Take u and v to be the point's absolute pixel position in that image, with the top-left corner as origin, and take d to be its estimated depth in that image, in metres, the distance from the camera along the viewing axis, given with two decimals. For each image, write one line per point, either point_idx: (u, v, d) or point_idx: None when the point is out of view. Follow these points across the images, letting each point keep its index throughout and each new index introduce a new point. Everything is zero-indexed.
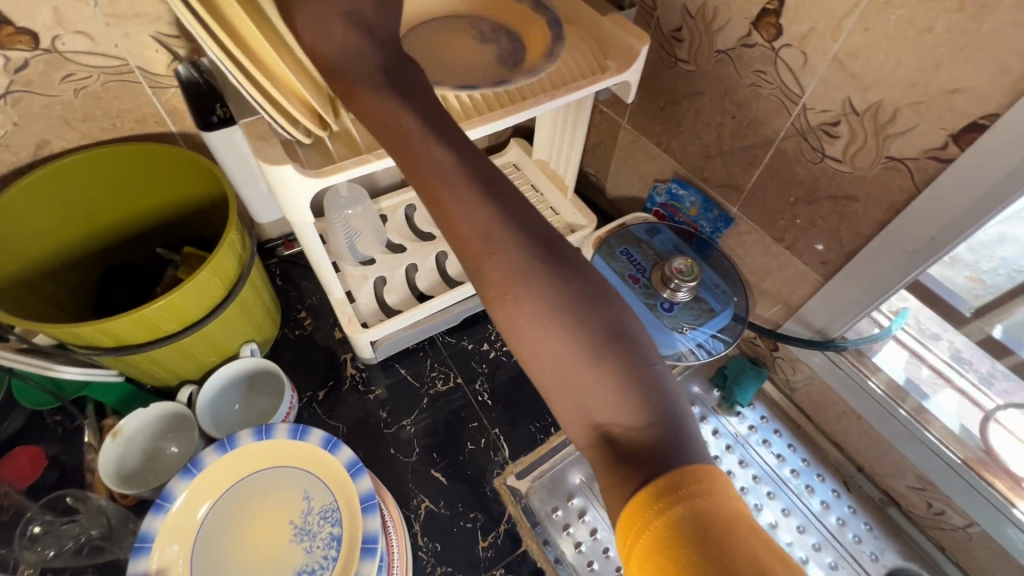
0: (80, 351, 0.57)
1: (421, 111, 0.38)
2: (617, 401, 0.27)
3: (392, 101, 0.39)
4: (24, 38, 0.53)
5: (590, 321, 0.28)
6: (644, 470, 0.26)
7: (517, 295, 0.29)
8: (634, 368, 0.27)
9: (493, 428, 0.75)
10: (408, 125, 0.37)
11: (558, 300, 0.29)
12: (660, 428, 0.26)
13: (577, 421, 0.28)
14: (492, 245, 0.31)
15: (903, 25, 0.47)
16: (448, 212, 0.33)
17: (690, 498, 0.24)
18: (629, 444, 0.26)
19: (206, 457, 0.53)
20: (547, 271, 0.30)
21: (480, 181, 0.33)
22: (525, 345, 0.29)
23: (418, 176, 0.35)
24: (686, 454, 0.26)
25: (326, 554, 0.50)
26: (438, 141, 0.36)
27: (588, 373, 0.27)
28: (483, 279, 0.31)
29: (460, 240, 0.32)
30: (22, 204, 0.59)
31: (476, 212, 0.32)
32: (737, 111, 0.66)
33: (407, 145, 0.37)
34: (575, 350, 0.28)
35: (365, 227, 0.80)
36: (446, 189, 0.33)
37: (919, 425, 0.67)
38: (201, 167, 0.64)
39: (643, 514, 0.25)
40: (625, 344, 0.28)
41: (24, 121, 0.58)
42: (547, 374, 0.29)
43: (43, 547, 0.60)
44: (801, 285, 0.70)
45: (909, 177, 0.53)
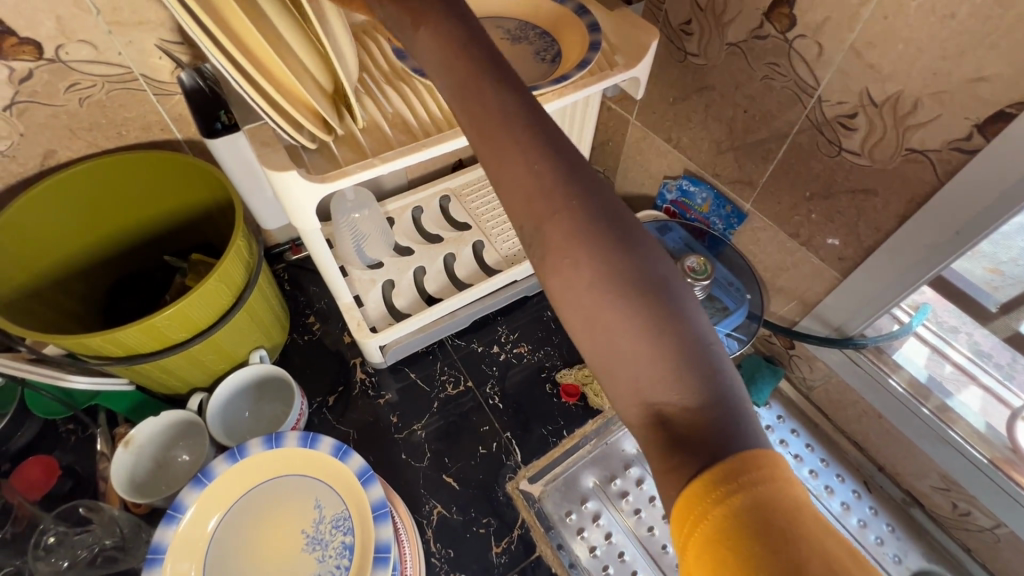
0: (92, 361, 0.56)
1: (469, 38, 0.32)
2: (673, 379, 0.23)
3: (438, 22, 0.33)
4: (27, 49, 0.53)
5: (655, 289, 0.24)
6: (701, 456, 0.22)
7: (575, 253, 0.25)
8: (697, 345, 0.24)
9: (505, 432, 0.74)
10: (454, 51, 0.32)
11: (623, 262, 0.25)
12: (721, 411, 0.23)
13: (622, 395, 0.24)
14: (546, 194, 0.26)
15: (924, 12, 0.45)
16: (501, 154, 0.28)
17: (751, 485, 0.21)
18: (683, 425, 0.23)
19: (216, 466, 0.53)
20: (612, 228, 0.25)
21: (536, 125, 0.28)
22: (578, 310, 0.25)
23: (466, 110, 0.30)
24: (748, 438, 0.23)
25: (338, 563, 0.50)
26: (492, 73, 0.30)
27: (644, 344, 0.24)
28: (535, 233, 0.26)
29: (513, 186, 0.27)
30: (28, 213, 0.59)
31: (537, 158, 0.27)
32: (749, 105, 0.64)
33: (455, 78, 0.31)
34: (635, 320, 0.24)
35: (372, 230, 0.79)
36: (497, 127, 0.29)
37: (943, 424, 0.65)
38: (208, 175, 0.64)
39: (698, 504, 0.22)
40: (689, 316, 0.24)
41: (30, 132, 0.58)
42: (597, 342, 0.25)
43: (58, 558, 0.60)
44: (817, 282, 0.69)
45: (932, 169, 0.51)
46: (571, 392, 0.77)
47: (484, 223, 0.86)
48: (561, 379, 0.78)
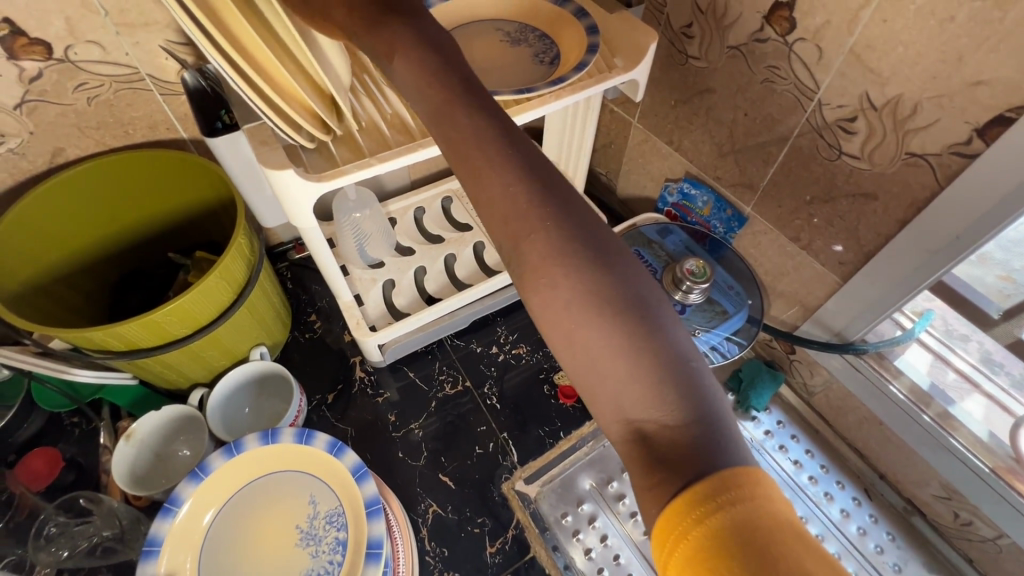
0: (95, 355, 0.57)
1: (446, 60, 0.32)
2: (654, 398, 0.22)
3: (417, 47, 0.33)
4: (38, 49, 0.54)
5: (633, 307, 0.23)
6: (681, 472, 0.21)
7: (551, 272, 0.24)
8: (676, 363, 0.23)
9: (502, 432, 0.74)
10: (431, 72, 0.32)
11: (598, 280, 0.24)
12: (703, 430, 0.22)
13: (603, 414, 0.23)
14: (522, 213, 0.26)
15: (922, 15, 0.45)
16: (477, 175, 0.27)
17: (732, 505, 0.20)
18: (663, 444, 0.22)
19: (212, 461, 0.53)
20: (588, 247, 0.25)
21: (511, 144, 0.28)
22: (556, 330, 0.24)
23: (442, 131, 0.30)
24: (729, 452, 0.22)
25: (332, 559, 0.50)
26: (468, 97, 0.30)
27: (622, 362, 0.23)
28: (513, 255, 0.25)
29: (489, 208, 0.27)
30: (37, 210, 0.60)
31: (512, 178, 0.27)
32: (750, 108, 0.64)
33: (431, 100, 0.31)
34: (613, 339, 0.23)
35: (373, 230, 0.80)
36: (473, 148, 0.28)
37: (944, 432, 0.64)
38: (211, 173, 0.65)
39: (677, 524, 0.21)
40: (669, 334, 0.23)
41: (40, 130, 0.59)
42: (576, 362, 0.24)
43: (58, 548, 0.61)
44: (818, 286, 0.68)
45: (932, 173, 0.51)
46: (569, 393, 0.76)
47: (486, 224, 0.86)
48: (558, 381, 0.78)
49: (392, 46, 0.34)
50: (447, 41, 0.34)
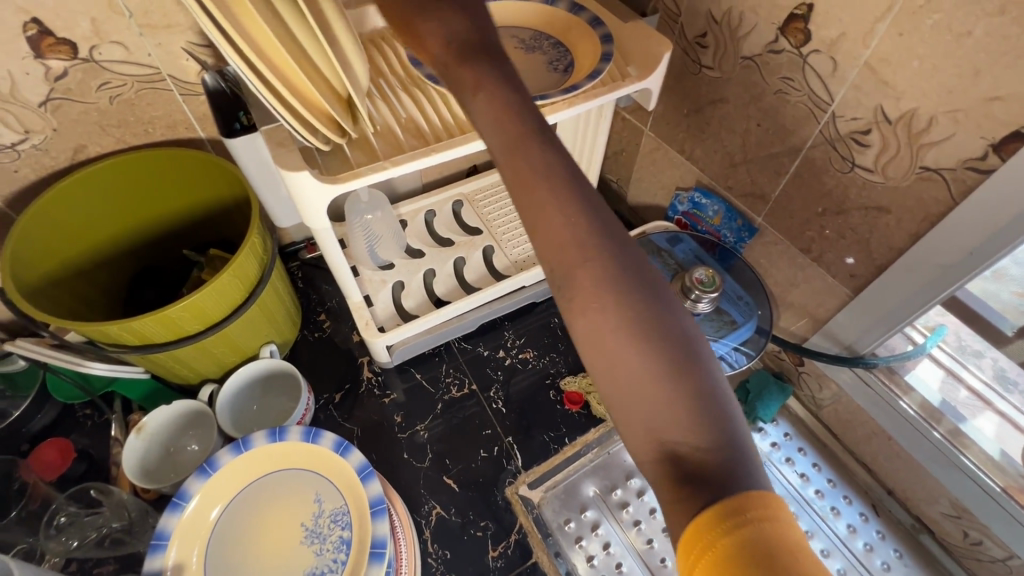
0: (108, 348, 0.58)
1: (507, 77, 0.33)
2: (691, 424, 0.23)
3: (476, 63, 0.34)
4: (63, 49, 0.55)
5: (674, 335, 0.24)
6: (707, 490, 0.22)
7: (600, 294, 0.25)
8: (711, 393, 0.24)
9: (507, 437, 0.74)
10: (494, 88, 0.32)
11: (644, 308, 0.24)
12: (734, 458, 0.23)
13: (634, 435, 0.24)
14: (578, 236, 0.26)
15: (939, 29, 0.45)
16: (533, 193, 0.27)
17: (758, 523, 0.21)
18: (697, 468, 0.22)
19: (221, 457, 0.54)
20: (636, 276, 0.25)
21: (568, 168, 0.28)
22: (599, 352, 0.24)
23: (502, 147, 0.30)
24: (755, 475, 0.22)
25: (335, 557, 0.51)
26: (529, 117, 0.31)
27: (661, 387, 0.23)
28: (562, 276, 0.26)
29: (539, 224, 0.27)
30: (60, 204, 0.62)
31: (567, 200, 0.27)
32: (763, 118, 0.64)
33: (490, 114, 0.31)
34: (654, 365, 0.24)
35: (384, 231, 0.82)
36: (532, 164, 0.28)
37: (956, 449, 0.63)
38: (226, 172, 0.66)
39: (702, 535, 0.21)
40: (706, 364, 0.24)
41: (63, 127, 0.61)
42: (615, 384, 0.24)
43: (67, 538, 0.62)
44: (828, 298, 0.68)
45: (946, 188, 0.50)
46: (575, 399, 0.77)
47: (496, 229, 0.87)
48: (564, 386, 0.78)
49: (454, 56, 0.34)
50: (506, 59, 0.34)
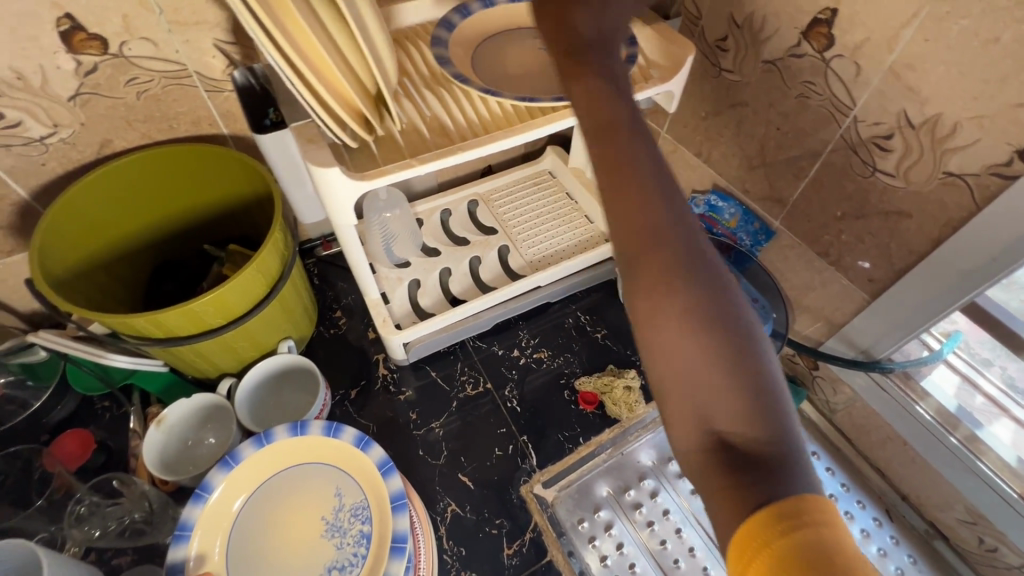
0: (131, 340, 0.59)
1: (610, 88, 0.37)
2: (742, 416, 0.26)
3: (586, 74, 0.38)
4: (94, 44, 0.56)
5: (736, 335, 0.28)
6: (762, 494, 0.24)
7: (672, 290, 0.28)
8: (767, 392, 0.27)
9: (522, 435, 0.75)
10: (600, 97, 0.36)
11: (715, 310, 0.28)
12: (781, 453, 0.26)
13: (687, 418, 0.27)
14: (660, 237, 0.30)
15: (967, 35, 0.45)
16: (624, 194, 0.32)
17: (813, 526, 0.23)
18: (746, 458, 0.26)
19: (243, 450, 0.54)
20: (710, 280, 0.29)
21: (658, 175, 0.32)
22: (663, 340, 0.28)
23: (600, 149, 0.34)
24: (800, 469, 0.25)
25: (355, 552, 0.51)
26: (625, 125, 0.35)
27: (719, 380, 0.27)
28: (639, 269, 0.30)
29: (627, 225, 0.31)
30: (88, 196, 0.63)
31: (655, 205, 0.31)
32: (783, 122, 0.64)
33: (591, 121, 0.35)
34: (717, 360, 0.27)
35: (401, 230, 0.82)
36: (626, 169, 0.32)
37: (972, 455, 0.63)
38: (250, 169, 0.67)
39: (759, 533, 0.23)
40: (765, 367, 0.27)
41: (90, 122, 0.62)
42: (675, 371, 0.28)
43: (90, 527, 0.62)
44: (845, 303, 0.68)
45: (969, 193, 0.51)
46: (590, 399, 0.77)
47: (511, 228, 0.87)
48: (579, 386, 0.78)
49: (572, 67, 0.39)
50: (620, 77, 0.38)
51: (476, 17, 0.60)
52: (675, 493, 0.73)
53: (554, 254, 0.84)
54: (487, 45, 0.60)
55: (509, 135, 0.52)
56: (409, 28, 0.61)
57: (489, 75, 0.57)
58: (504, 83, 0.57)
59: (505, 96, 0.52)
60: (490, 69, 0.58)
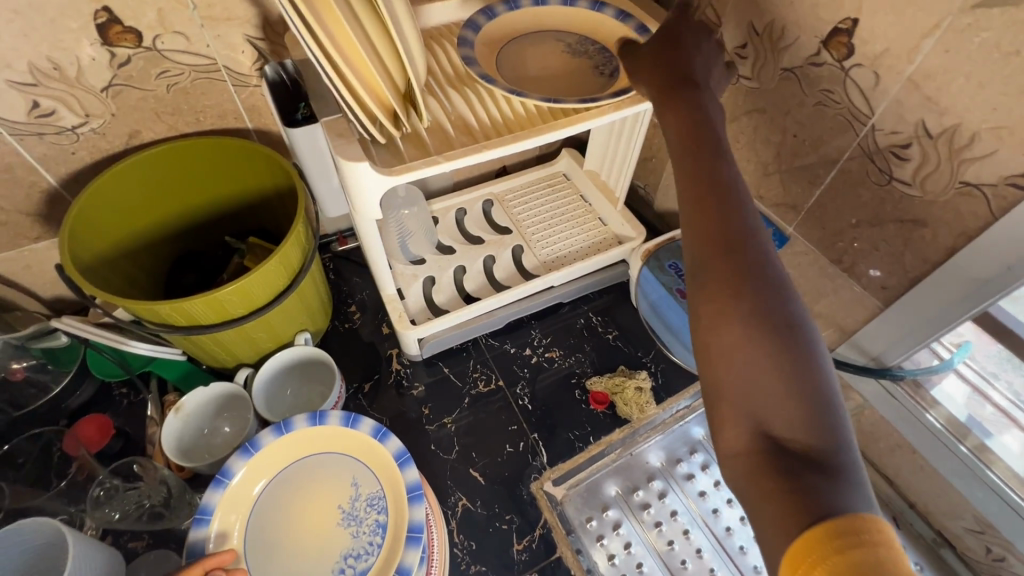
0: (154, 327, 0.60)
1: (701, 117, 0.43)
2: (789, 418, 0.33)
3: (683, 99, 0.45)
4: (129, 37, 0.57)
5: (791, 347, 0.34)
6: (821, 509, 0.29)
7: (740, 300, 0.35)
8: (821, 405, 0.33)
9: (532, 433, 0.76)
10: (694, 124, 0.43)
11: (784, 331, 0.34)
12: (829, 461, 0.31)
13: (742, 415, 0.34)
14: (734, 252, 0.36)
15: (987, 48, 0.46)
16: (706, 212, 0.38)
17: (866, 544, 0.27)
18: (798, 463, 0.32)
19: (263, 437, 0.55)
20: (775, 295, 0.35)
21: (736, 197, 0.39)
22: (727, 344, 0.35)
23: (689, 169, 0.41)
24: (839, 469, 0.31)
25: (371, 541, 0.52)
26: (710, 152, 0.41)
27: (780, 393, 0.33)
28: (711, 278, 0.36)
29: (710, 237, 0.37)
30: (118, 184, 0.64)
31: (733, 224, 0.37)
32: (800, 130, 0.65)
33: (682, 144, 0.42)
34: (780, 376, 0.33)
35: (416, 227, 0.84)
36: (709, 191, 0.39)
37: (981, 464, 0.64)
38: (273, 163, 0.68)
39: (816, 546, 0.28)
40: (822, 384, 0.33)
41: (121, 113, 0.63)
42: (734, 371, 0.34)
43: (110, 510, 0.64)
44: (857, 310, 0.69)
45: (985, 204, 0.51)
46: (601, 399, 0.78)
47: (525, 229, 0.88)
48: (590, 386, 0.79)
49: (668, 110, 0.45)
50: (713, 118, 0.44)
51: (504, 16, 0.61)
52: (683, 494, 0.73)
53: (568, 255, 0.85)
54: (512, 45, 0.61)
55: (530, 135, 0.53)
56: (435, 28, 0.62)
57: (512, 76, 0.58)
58: (525, 85, 0.58)
59: (529, 97, 0.53)
60: (513, 70, 0.59)
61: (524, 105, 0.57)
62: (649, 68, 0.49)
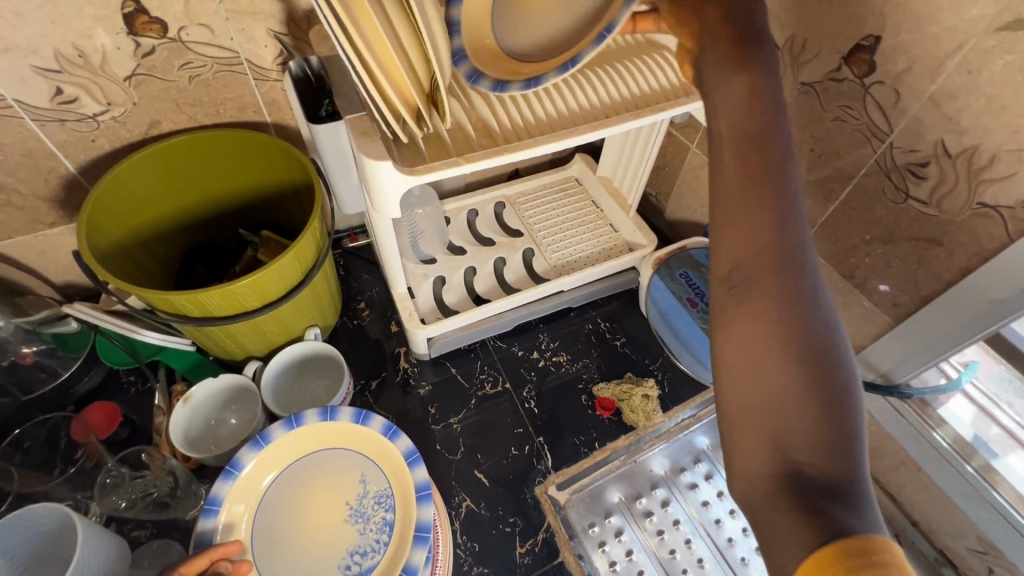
0: (167, 317, 0.60)
1: (767, 95, 0.37)
2: (812, 443, 0.30)
3: (747, 65, 0.38)
4: (154, 27, 0.58)
5: (825, 372, 0.31)
6: (833, 529, 0.27)
7: (775, 314, 0.32)
8: (847, 434, 0.30)
9: (538, 437, 0.76)
10: (756, 105, 0.37)
11: (818, 353, 0.32)
12: (850, 492, 0.29)
13: (762, 434, 0.31)
14: (780, 266, 0.33)
15: (1011, 70, 0.46)
16: (751, 215, 0.34)
17: (879, 567, 0.25)
18: (816, 486, 0.29)
19: (273, 430, 0.55)
20: (814, 315, 0.32)
21: (789, 202, 0.35)
22: (757, 359, 0.32)
23: (741, 159, 0.36)
24: (860, 498, 0.29)
25: (378, 538, 0.52)
26: (770, 141, 0.36)
27: (807, 419, 0.30)
28: (749, 289, 0.33)
29: (751, 244, 0.34)
30: (136, 173, 0.64)
31: (782, 232, 0.34)
32: (816, 144, 0.65)
33: (739, 126, 0.37)
34: (807, 399, 0.31)
35: (427, 227, 0.84)
36: (761, 190, 0.35)
37: (987, 484, 0.64)
38: (291, 158, 0.68)
39: (826, 567, 0.26)
40: (849, 412, 0.31)
41: (142, 102, 0.63)
42: (758, 387, 0.32)
43: (118, 498, 0.64)
44: (867, 326, 0.69)
45: (1002, 225, 0.52)
46: (607, 406, 0.78)
47: (537, 232, 0.88)
48: (597, 392, 0.79)
49: (727, 81, 0.38)
50: (780, 97, 0.37)
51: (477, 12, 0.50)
52: (686, 503, 0.73)
53: (578, 260, 0.85)
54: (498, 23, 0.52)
55: (546, 140, 0.54)
56: None
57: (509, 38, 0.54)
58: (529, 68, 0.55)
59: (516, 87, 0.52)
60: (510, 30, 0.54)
61: (542, 108, 0.57)
62: (698, 21, 0.41)
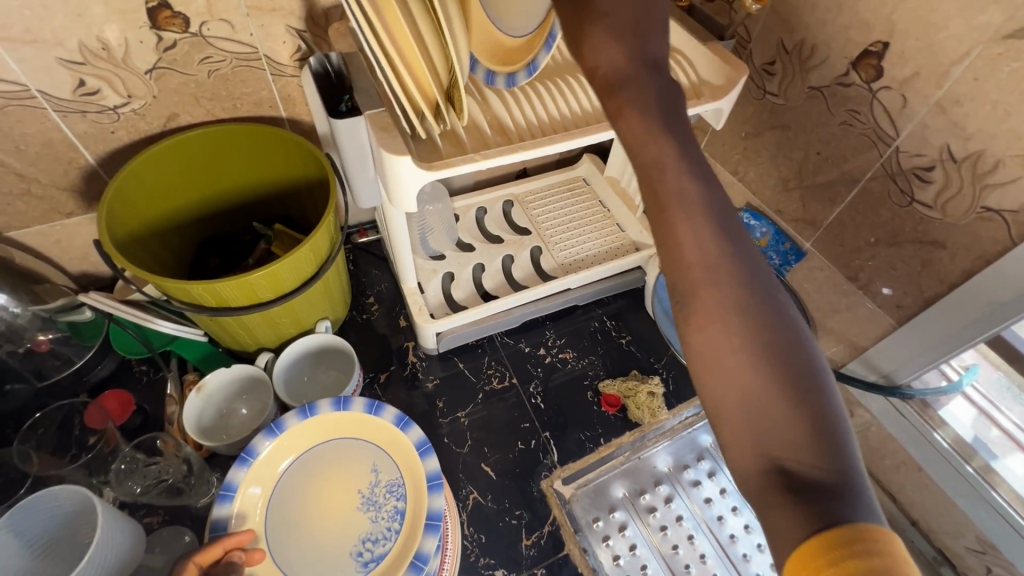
0: (183, 305, 0.61)
1: (662, 108, 0.36)
2: (801, 446, 0.27)
3: (642, 80, 0.37)
4: (177, 22, 0.59)
5: (792, 371, 0.28)
6: (827, 520, 0.25)
7: (720, 321, 0.29)
8: (834, 431, 0.27)
9: (544, 431, 0.77)
10: (651, 119, 0.36)
11: (778, 354, 0.28)
12: (848, 490, 0.26)
13: (743, 446, 0.28)
14: (713, 273, 0.30)
15: (1016, 77, 0.47)
16: (671, 227, 0.32)
17: (873, 555, 0.23)
18: (810, 488, 0.26)
19: (287, 419, 0.56)
20: (765, 314, 0.29)
21: (707, 205, 0.32)
22: (719, 372, 0.29)
23: (646, 176, 0.34)
24: (858, 494, 0.26)
25: (389, 526, 0.53)
26: (676, 150, 0.34)
27: (788, 424, 0.27)
28: (690, 300, 0.30)
29: (679, 256, 0.31)
30: (152, 167, 0.65)
31: (705, 236, 0.31)
32: (822, 147, 0.66)
33: (643, 138, 0.35)
34: (782, 403, 0.27)
35: (437, 224, 0.85)
36: (673, 200, 0.32)
37: (986, 484, 0.65)
38: (305, 153, 0.69)
39: (819, 559, 0.24)
40: (828, 408, 0.27)
41: (162, 95, 0.64)
42: (727, 398, 0.28)
43: (133, 483, 0.65)
44: (870, 327, 0.69)
45: (1005, 229, 0.53)
46: (613, 402, 0.79)
47: (544, 231, 0.89)
48: (603, 389, 0.80)
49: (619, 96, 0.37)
50: (675, 108, 0.37)
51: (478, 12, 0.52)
52: (689, 499, 0.74)
53: (586, 259, 0.86)
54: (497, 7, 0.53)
55: (558, 137, 0.54)
56: None
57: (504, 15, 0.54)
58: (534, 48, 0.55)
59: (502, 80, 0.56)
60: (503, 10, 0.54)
61: (552, 107, 0.58)
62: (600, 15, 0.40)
